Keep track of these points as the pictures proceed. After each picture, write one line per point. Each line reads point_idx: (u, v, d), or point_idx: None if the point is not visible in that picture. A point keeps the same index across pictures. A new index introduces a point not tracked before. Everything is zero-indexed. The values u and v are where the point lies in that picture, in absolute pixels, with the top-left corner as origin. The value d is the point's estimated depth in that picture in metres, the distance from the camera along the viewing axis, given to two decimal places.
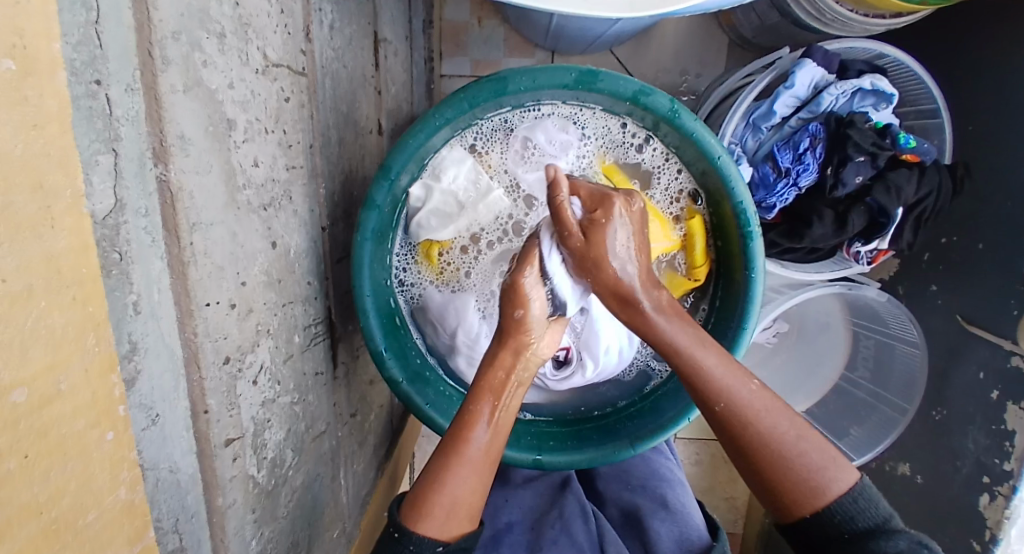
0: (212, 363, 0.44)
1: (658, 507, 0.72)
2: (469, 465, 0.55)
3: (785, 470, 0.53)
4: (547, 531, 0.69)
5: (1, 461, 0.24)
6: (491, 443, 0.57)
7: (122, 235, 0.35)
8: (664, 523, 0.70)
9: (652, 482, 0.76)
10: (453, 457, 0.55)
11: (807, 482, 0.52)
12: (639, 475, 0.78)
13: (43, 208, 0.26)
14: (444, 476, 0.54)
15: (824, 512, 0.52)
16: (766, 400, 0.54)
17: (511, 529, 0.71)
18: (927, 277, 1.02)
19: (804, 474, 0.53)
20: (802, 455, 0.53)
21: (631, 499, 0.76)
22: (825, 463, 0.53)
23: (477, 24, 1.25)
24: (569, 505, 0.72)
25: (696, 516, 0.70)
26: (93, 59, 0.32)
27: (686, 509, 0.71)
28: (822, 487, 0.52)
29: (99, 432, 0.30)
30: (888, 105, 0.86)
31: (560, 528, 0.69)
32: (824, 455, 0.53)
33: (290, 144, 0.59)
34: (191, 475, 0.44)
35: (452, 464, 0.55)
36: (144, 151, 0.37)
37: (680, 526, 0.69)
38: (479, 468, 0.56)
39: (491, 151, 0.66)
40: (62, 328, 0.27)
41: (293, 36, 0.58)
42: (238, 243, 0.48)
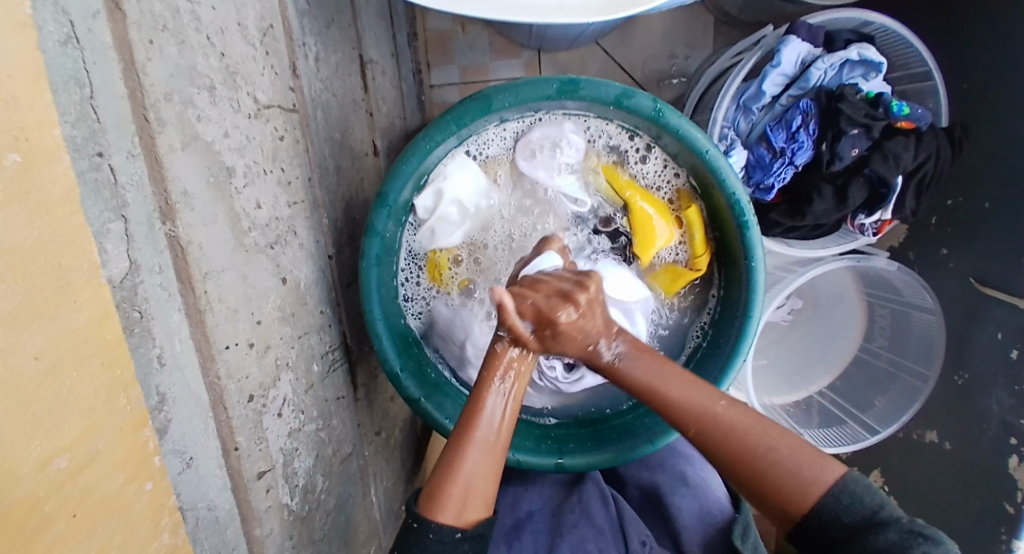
0: (238, 402, 0.47)
1: (677, 483, 0.72)
2: (483, 448, 0.54)
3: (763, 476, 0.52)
4: (567, 515, 0.69)
5: (49, 524, 0.26)
6: (505, 423, 0.56)
7: (140, 294, 0.37)
8: (684, 498, 0.70)
9: (669, 460, 0.76)
10: (461, 440, 0.54)
11: (792, 483, 0.51)
12: (657, 454, 0.78)
13: (62, 286, 0.27)
14: (455, 466, 0.53)
15: (813, 513, 0.49)
16: (738, 418, 0.54)
17: (532, 517, 0.72)
18: (938, 241, 1.01)
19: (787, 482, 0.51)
20: (775, 462, 0.51)
21: (650, 477, 0.76)
22: (802, 463, 0.51)
23: (461, 31, 1.26)
24: (588, 488, 0.72)
25: (717, 489, 0.71)
26: (93, 133, 0.34)
27: (707, 483, 0.72)
28: (801, 492, 0.50)
29: (138, 484, 0.32)
30: (878, 73, 0.85)
31: (579, 512, 0.69)
32: (804, 454, 0.51)
33: (289, 181, 0.61)
34: (229, 511, 0.46)
35: (463, 444, 0.54)
36: (151, 211, 0.39)
37: (701, 501, 0.69)
38: (491, 453, 0.55)
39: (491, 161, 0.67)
40: (94, 394, 0.29)
41: (281, 75, 0.60)
42: (250, 284, 0.50)
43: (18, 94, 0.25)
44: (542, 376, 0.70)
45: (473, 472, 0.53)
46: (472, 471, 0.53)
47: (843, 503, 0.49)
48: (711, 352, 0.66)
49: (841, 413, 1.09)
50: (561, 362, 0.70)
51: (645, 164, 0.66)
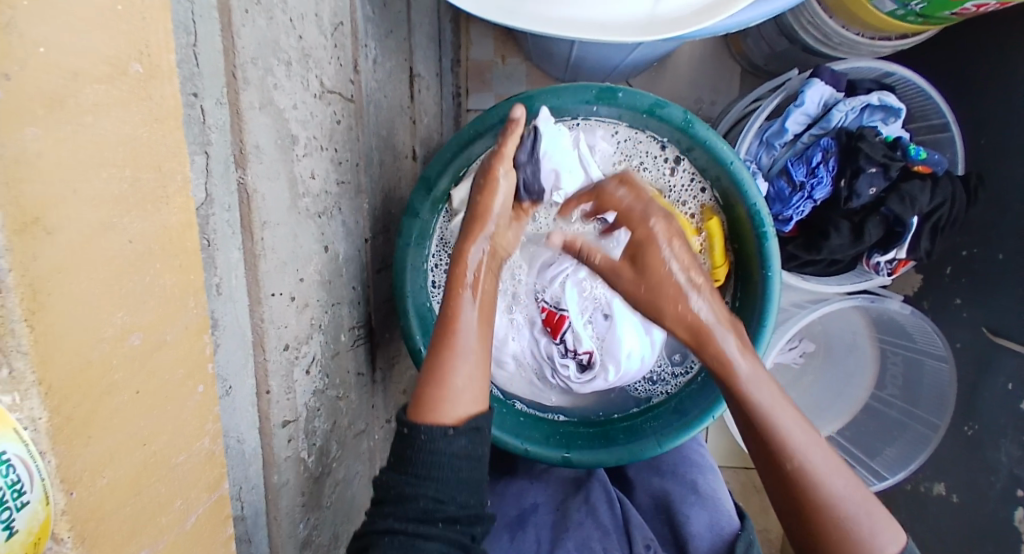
0: (275, 348, 0.49)
1: (688, 492, 0.73)
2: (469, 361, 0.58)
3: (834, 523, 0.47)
4: (572, 514, 0.70)
5: (117, 393, 0.29)
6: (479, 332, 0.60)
7: (211, 225, 0.41)
8: (694, 509, 0.70)
9: (681, 467, 0.77)
10: (443, 350, 0.58)
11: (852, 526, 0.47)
12: (670, 460, 0.78)
13: (160, 186, 0.31)
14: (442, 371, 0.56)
15: None
16: (803, 441, 0.51)
17: (536, 509, 0.73)
18: (952, 290, 1.02)
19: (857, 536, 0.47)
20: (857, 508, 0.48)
21: (660, 484, 0.77)
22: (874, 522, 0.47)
23: (501, 61, 1.35)
24: (594, 489, 0.73)
25: (727, 501, 0.71)
26: (192, 75, 0.39)
27: (717, 494, 0.72)
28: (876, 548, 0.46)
29: (192, 384, 0.35)
30: (896, 118, 0.90)
31: (585, 511, 0.69)
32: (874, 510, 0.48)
33: (340, 161, 0.65)
34: (253, 450, 0.48)
35: (445, 361, 0.57)
36: (228, 157, 0.44)
37: (711, 513, 0.69)
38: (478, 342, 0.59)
39: None
40: (171, 289, 0.32)
41: (343, 67, 0.66)
42: (298, 244, 0.54)
43: (146, 17, 0.30)
44: (555, 375, 0.71)
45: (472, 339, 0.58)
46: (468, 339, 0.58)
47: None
48: None
49: (848, 458, 1.10)
50: (575, 362, 0.70)
51: (672, 175, 0.70)
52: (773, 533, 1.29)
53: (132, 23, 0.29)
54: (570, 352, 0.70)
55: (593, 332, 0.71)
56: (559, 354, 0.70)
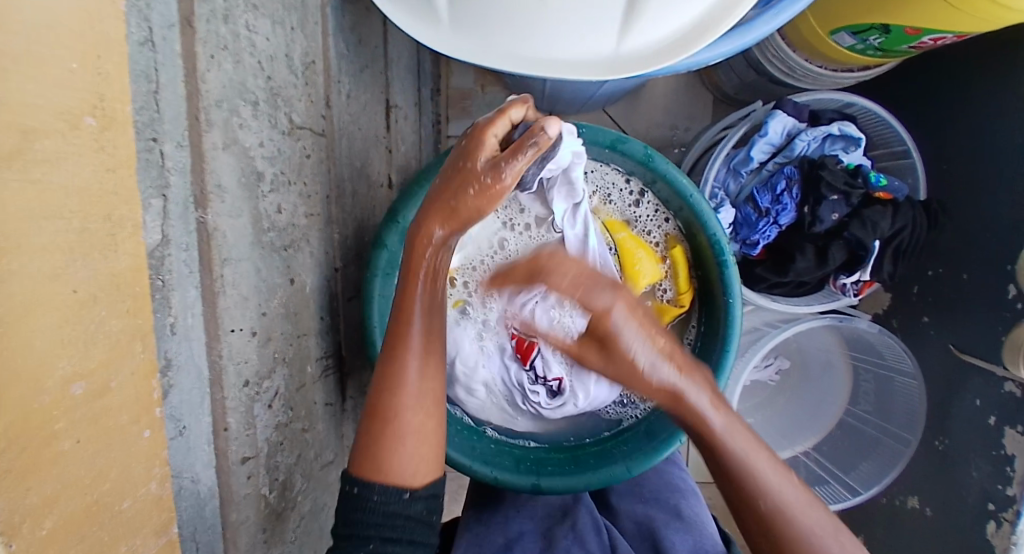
0: (234, 385, 0.49)
1: (671, 518, 0.73)
2: (417, 371, 0.55)
3: (785, 535, 0.50)
4: (560, 540, 0.69)
5: (59, 440, 0.29)
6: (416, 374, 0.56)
7: (166, 265, 0.42)
8: (678, 532, 0.70)
9: (664, 493, 0.78)
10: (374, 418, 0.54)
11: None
12: (653, 487, 0.80)
13: (110, 234, 0.32)
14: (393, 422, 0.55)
15: None
16: (758, 460, 0.52)
17: (523, 537, 0.72)
18: (918, 309, 1.04)
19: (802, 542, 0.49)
20: (809, 517, 0.50)
21: (644, 511, 0.76)
22: (827, 535, 0.50)
23: (480, 90, 1.38)
24: (581, 518, 0.73)
25: (710, 524, 0.72)
26: (152, 121, 0.40)
27: (700, 518, 0.73)
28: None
29: (139, 428, 0.35)
30: (857, 147, 0.94)
31: (572, 538, 0.69)
32: (822, 528, 0.50)
33: (309, 194, 0.66)
34: (210, 488, 0.48)
35: (394, 362, 0.55)
36: (187, 198, 0.44)
37: (694, 535, 0.70)
38: (429, 369, 0.57)
39: None
40: (118, 334, 0.32)
41: (315, 103, 0.67)
42: (261, 279, 0.54)
43: (104, 72, 0.31)
44: (526, 401, 0.71)
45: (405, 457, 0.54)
46: (405, 453, 0.54)
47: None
48: None
49: (826, 475, 1.10)
50: (545, 388, 0.70)
51: (637, 207, 0.72)
52: None
53: (89, 80, 0.30)
54: (540, 379, 0.70)
55: (563, 361, 0.70)
56: (529, 381, 0.71)
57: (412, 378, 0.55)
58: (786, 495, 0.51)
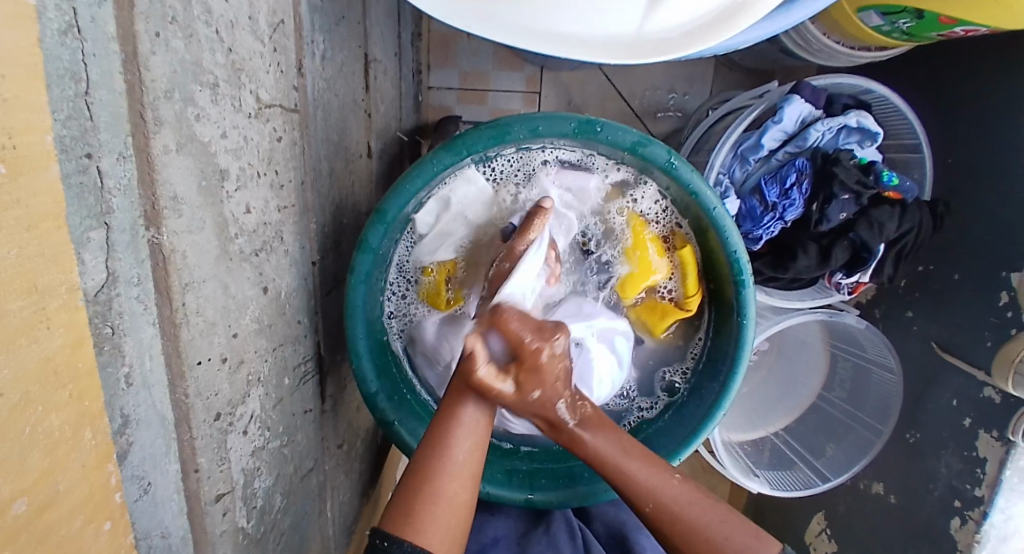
0: (203, 421, 0.44)
1: (642, 523, 0.81)
2: (468, 431, 0.51)
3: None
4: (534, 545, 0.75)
5: None
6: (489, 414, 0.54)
7: (114, 308, 0.34)
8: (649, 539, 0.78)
9: (637, 498, 0.84)
10: (416, 483, 0.49)
11: None
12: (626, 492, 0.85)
13: (38, 309, 0.25)
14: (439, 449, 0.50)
15: None
16: (669, 484, 0.53)
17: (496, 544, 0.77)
18: (906, 303, 1.05)
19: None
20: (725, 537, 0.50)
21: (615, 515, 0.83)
22: (739, 533, 0.51)
23: (467, 37, 1.24)
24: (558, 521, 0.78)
25: None
26: (83, 132, 0.31)
27: None
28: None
29: (96, 525, 0.30)
30: (872, 142, 0.89)
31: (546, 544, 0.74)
32: (735, 528, 0.51)
33: (282, 184, 0.58)
34: (183, 537, 0.44)
35: (445, 429, 0.51)
36: (135, 218, 0.36)
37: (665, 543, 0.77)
38: (478, 436, 0.52)
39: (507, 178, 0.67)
40: (60, 428, 0.27)
41: (285, 73, 0.57)
42: (230, 295, 0.47)
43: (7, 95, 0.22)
44: (520, 406, 0.68)
45: (439, 523, 0.47)
46: (440, 510, 0.48)
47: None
48: (693, 403, 0.68)
49: (795, 457, 1.13)
50: None
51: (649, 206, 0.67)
52: None
53: None
54: None
55: None
56: None
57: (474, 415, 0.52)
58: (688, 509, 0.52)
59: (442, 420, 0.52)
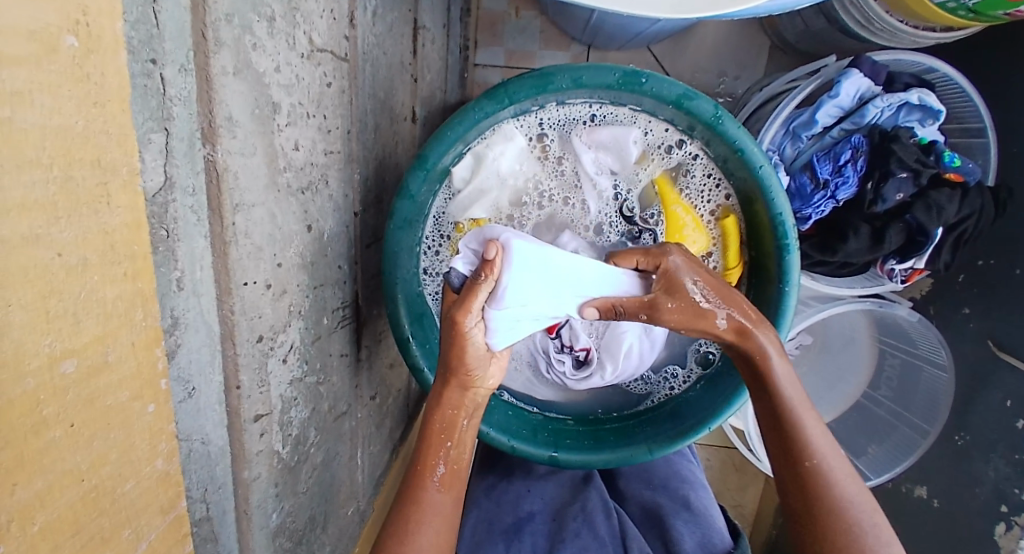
0: (247, 340, 0.46)
1: (680, 508, 0.79)
2: (435, 517, 0.59)
3: (845, 531, 0.54)
4: (570, 522, 0.77)
5: (49, 429, 0.27)
6: (451, 487, 0.61)
7: (170, 213, 0.37)
8: (687, 524, 0.77)
9: (674, 482, 0.83)
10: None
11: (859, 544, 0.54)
12: (662, 475, 0.85)
13: (100, 183, 0.27)
14: (406, 531, 0.58)
15: None
16: (837, 466, 0.57)
17: (533, 518, 0.79)
18: (961, 299, 0.98)
19: (858, 543, 0.54)
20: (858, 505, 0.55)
21: (652, 497, 0.82)
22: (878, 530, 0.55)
23: (514, 14, 1.24)
24: (592, 499, 0.79)
25: (717, 518, 0.78)
26: (150, 38, 0.33)
27: (708, 510, 0.78)
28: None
29: (142, 404, 0.33)
30: (934, 121, 0.84)
31: (582, 520, 0.76)
32: (880, 538, 0.54)
33: (330, 130, 0.59)
34: (221, 448, 0.47)
35: (411, 517, 0.59)
36: (193, 131, 0.38)
37: (703, 530, 0.76)
38: (444, 518, 0.60)
39: (548, 135, 0.66)
40: (114, 301, 0.29)
41: (337, 21, 0.58)
42: (277, 225, 0.48)
43: None
44: (551, 369, 0.70)
45: None
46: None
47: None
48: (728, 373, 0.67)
49: None
50: (571, 358, 0.69)
51: (692, 170, 0.65)
52: (745, 512, 1.31)
53: None
54: (566, 347, 0.69)
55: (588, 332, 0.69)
56: (556, 349, 0.70)
57: (438, 498, 0.60)
58: (848, 494, 0.56)
59: (411, 511, 0.59)
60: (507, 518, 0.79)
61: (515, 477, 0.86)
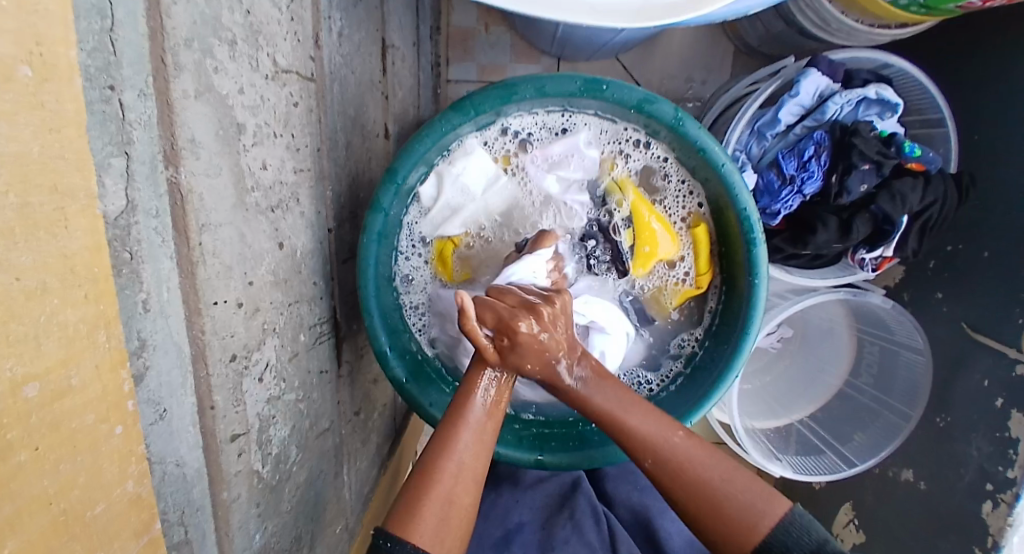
0: (219, 360, 0.46)
1: (667, 510, 0.80)
2: (473, 428, 0.54)
3: (709, 504, 0.51)
4: (558, 530, 0.77)
5: (14, 452, 0.26)
6: (495, 408, 0.56)
7: (134, 235, 0.37)
8: (674, 524, 0.78)
9: None
10: (426, 477, 0.50)
11: (736, 513, 0.50)
12: (648, 478, 0.85)
13: (58, 208, 0.27)
14: (448, 441, 0.52)
15: (762, 548, 0.49)
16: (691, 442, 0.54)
17: (522, 529, 0.79)
18: (933, 285, 1.00)
19: (725, 512, 0.50)
20: (715, 481, 0.52)
21: (640, 500, 0.82)
22: (758, 493, 0.51)
23: (484, 29, 1.26)
24: (580, 505, 0.80)
25: None
26: (107, 66, 0.33)
27: None
28: (756, 521, 0.49)
29: (109, 426, 0.33)
30: (893, 114, 0.87)
31: (571, 528, 0.77)
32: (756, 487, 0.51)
33: (298, 148, 0.60)
34: (197, 469, 0.46)
35: (454, 428, 0.53)
36: (155, 154, 0.38)
37: (689, 528, 0.77)
38: (483, 434, 0.54)
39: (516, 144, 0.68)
40: (75, 323, 0.29)
41: (302, 42, 0.59)
42: (246, 244, 0.49)
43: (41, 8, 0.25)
44: None
45: (435, 520, 0.48)
46: (445, 498, 0.49)
47: (795, 535, 0.49)
48: (705, 369, 0.68)
49: (819, 444, 1.09)
50: None
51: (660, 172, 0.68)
52: None
53: (19, 20, 0.24)
54: None
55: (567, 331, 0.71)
56: None
57: (480, 408, 0.55)
58: (698, 465, 0.53)
59: (453, 421, 0.54)
60: (496, 532, 0.79)
61: (504, 489, 0.85)
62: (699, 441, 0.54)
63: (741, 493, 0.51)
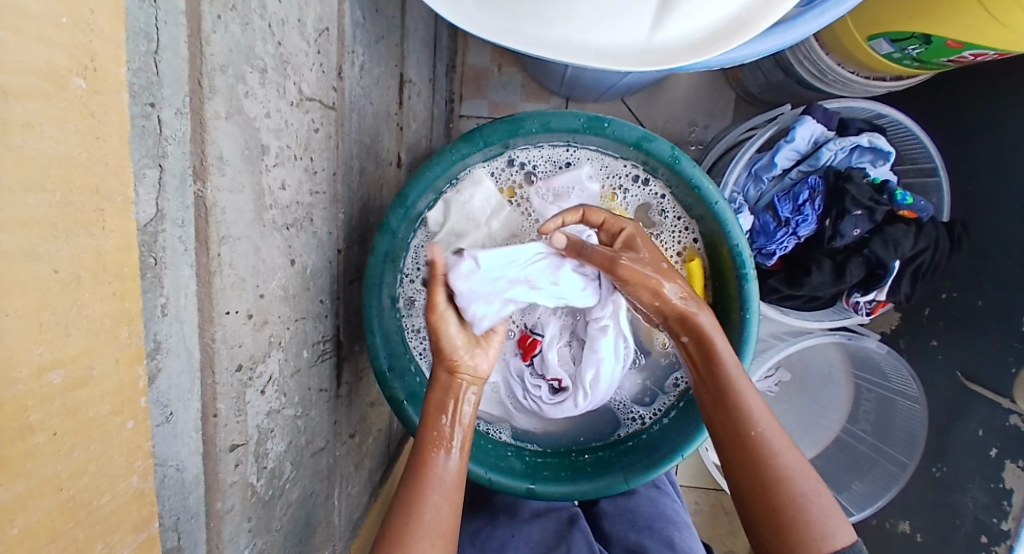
0: (226, 369, 0.47)
1: (664, 548, 0.78)
2: (439, 490, 0.57)
3: (790, 500, 0.54)
4: None
5: (32, 436, 0.28)
6: (453, 468, 0.60)
7: (159, 242, 0.39)
8: None
9: (658, 523, 0.82)
10: (399, 539, 0.54)
11: (809, 521, 0.54)
12: (646, 515, 0.83)
13: (97, 210, 0.29)
14: (416, 503, 0.56)
15: None
16: (780, 439, 0.58)
17: None
18: (928, 332, 1.01)
19: (804, 515, 0.54)
20: (803, 478, 0.56)
21: (636, 540, 0.81)
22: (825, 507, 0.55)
23: (497, 70, 1.33)
24: (577, 541, 0.78)
25: None
26: (150, 85, 0.36)
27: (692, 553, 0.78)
28: (832, 533, 0.53)
29: (122, 420, 0.34)
30: (885, 162, 0.91)
31: None
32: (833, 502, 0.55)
33: (316, 171, 0.62)
34: (195, 476, 0.46)
35: (416, 492, 0.57)
36: (185, 168, 0.40)
37: None
38: (447, 491, 0.58)
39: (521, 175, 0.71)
40: (101, 318, 0.31)
41: (326, 73, 0.63)
42: (260, 258, 0.51)
43: (95, 28, 0.28)
44: (525, 395, 0.71)
45: None
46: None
47: None
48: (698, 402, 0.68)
49: None
50: (547, 384, 0.70)
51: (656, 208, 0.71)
52: None
53: (78, 37, 0.27)
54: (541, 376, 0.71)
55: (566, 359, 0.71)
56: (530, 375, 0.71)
57: (445, 470, 0.59)
58: (793, 466, 0.56)
59: (416, 483, 0.57)
60: None
61: (500, 521, 0.84)
62: (784, 435, 0.58)
63: (817, 503, 0.55)
